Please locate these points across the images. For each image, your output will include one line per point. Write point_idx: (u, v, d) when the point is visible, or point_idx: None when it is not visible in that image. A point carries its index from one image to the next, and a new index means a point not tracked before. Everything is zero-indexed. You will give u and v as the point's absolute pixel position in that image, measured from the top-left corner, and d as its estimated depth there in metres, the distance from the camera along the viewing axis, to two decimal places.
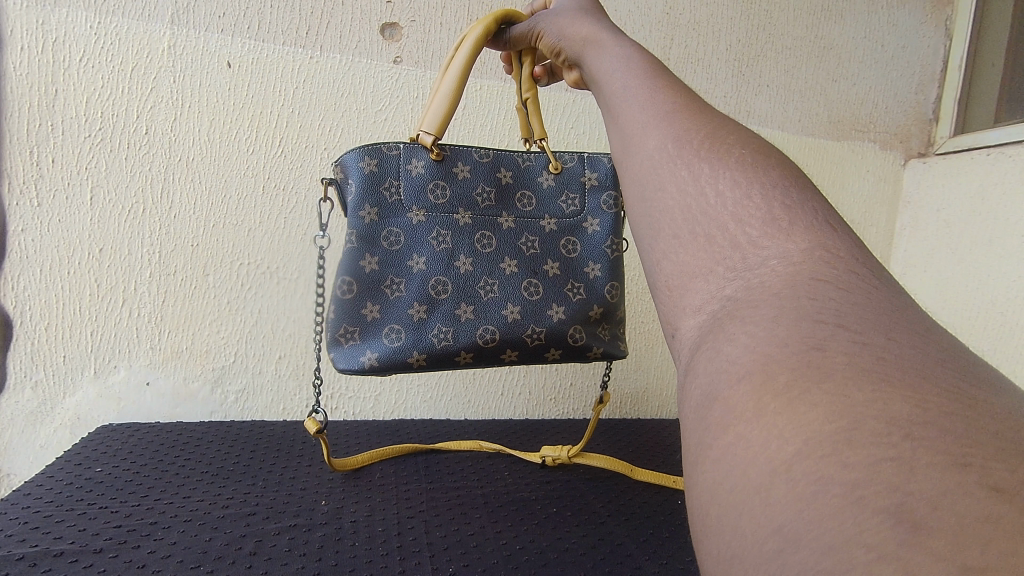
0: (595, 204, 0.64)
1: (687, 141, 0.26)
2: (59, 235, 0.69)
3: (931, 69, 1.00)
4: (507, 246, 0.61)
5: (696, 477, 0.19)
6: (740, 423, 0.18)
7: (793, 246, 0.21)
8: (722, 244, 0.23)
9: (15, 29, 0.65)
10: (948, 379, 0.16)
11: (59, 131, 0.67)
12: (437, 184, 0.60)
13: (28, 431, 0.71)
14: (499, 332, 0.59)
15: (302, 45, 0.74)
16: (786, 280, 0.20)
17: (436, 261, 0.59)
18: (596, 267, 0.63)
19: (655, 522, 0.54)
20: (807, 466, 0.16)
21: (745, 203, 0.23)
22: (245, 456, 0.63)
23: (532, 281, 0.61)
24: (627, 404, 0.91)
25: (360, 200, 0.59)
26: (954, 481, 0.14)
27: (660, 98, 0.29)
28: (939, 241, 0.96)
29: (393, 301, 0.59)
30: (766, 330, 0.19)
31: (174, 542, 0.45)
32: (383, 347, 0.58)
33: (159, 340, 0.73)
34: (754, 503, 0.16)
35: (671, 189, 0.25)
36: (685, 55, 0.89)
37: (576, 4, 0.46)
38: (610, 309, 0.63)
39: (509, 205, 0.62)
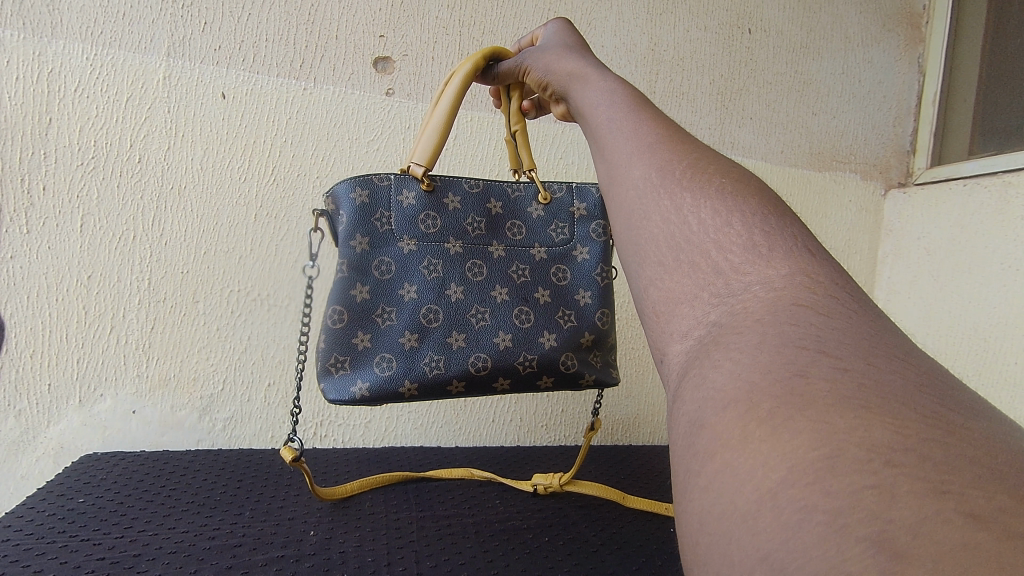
0: (584, 232, 0.65)
1: (670, 171, 0.27)
2: (49, 262, 0.69)
3: (906, 103, 1.04)
4: (498, 274, 0.62)
5: (685, 503, 0.19)
6: (726, 450, 0.18)
7: (774, 272, 0.22)
8: (706, 271, 0.23)
9: (12, 60, 0.66)
10: (926, 404, 0.17)
11: (53, 159, 0.68)
12: (428, 214, 0.61)
13: (8, 462, 0.69)
14: (491, 360, 0.60)
15: (297, 77, 0.76)
16: (768, 306, 0.21)
17: (427, 290, 0.60)
18: (586, 295, 0.64)
19: (648, 551, 0.54)
20: (793, 494, 0.16)
21: (727, 230, 0.24)
22: (232, 486, 0.62)
23: (522, 309, 0.61)
24: (619, 431, 0.91)
25: (351, 229, 0.60)
26: (932, 508, 0.14)
27: (644, 130, 0.30)
28: (922, 268, 0.98)
29: (384, 330, 0.59)
30: (750, 358, 0.20)
31: (159, 574, 0.44)
32: (374, 376, 0.58)
33: (147, 368, 0.73)
34: (743, 530, 0.17)
35: (656, 217, 0.26)
36: (670, 89, 0.92)
37: (562, 41, 0.48)
38: (600, 336, 0.64)
39: (499, 234, 0.63)
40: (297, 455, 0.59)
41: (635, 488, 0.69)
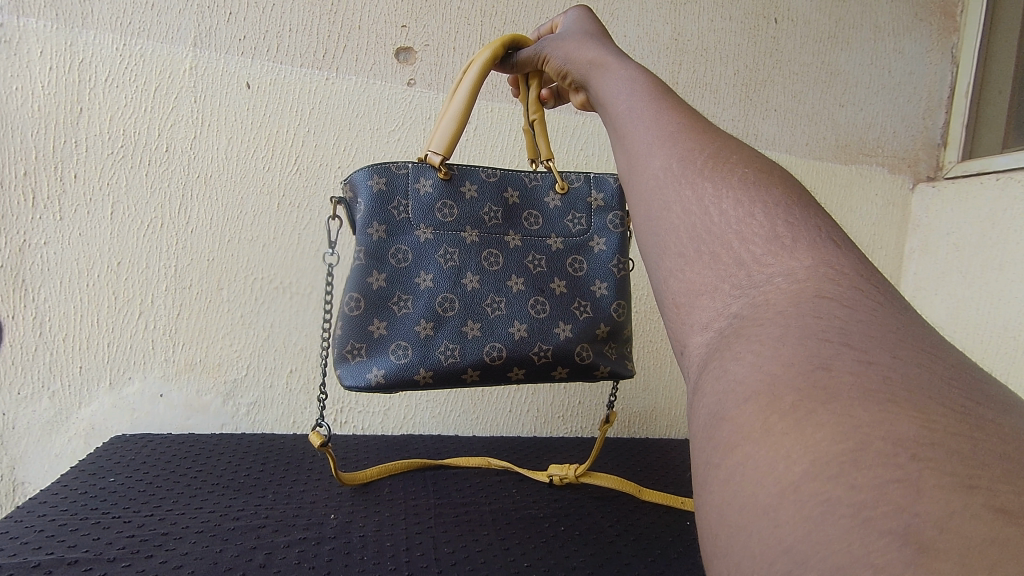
0: (601, 223, 0.65)
1: (691, 160, 0.27)
2: (80, 248, 0.70)
3: (937, 95, 1.02)
4: (514, 264, 0.62)
5: (704, 495, 0.19)
6: (747, 442, 0.18)
7: (797, 264, 0.22)
8: (727, 262, 0.23)
9: (46, 51, 0.68)
10: (954, 399, 0.17)
11: (84, 148, 0.70)
12: (445, 203, 0.62)
13: (43, 441, 0.71)
14: (506, 350, 0.60)
15: (319, 67, 0.76)
16: (791, 298, 0.21)
17: (443, 279, 0.60)
18: (602, 286, 0.64)
19: (664, 543, 0.54)
20: (814, 487, 0.16)
21: (749, 221, 0.23)
22: (255, 469, 0.64)
23: (538, 299, 0.62)
24: (635, 423, 0.91)
25: (368, 217, 0.60)
26: (960, 503, 0.14)
27: (665, 119, 0.30)
28: (950, 265, 0.96)
29: (399, 318, 0.60)
30: (772, 350, 0.20)
31: (186, 552, 0.46)
32: (390, 364, 0.59)
33: (174, 353, 0.74)
34: (763, 522, 0.17)
35: (676, 208, 0.26)
36: (693, 80, 0.90)
37: (582, 29, 0.48)
38: (616, 327, 0.64)
39: (516, 224, 0.63)
40: (325, 439, 0.60)
41: (651, 481, 0.69)
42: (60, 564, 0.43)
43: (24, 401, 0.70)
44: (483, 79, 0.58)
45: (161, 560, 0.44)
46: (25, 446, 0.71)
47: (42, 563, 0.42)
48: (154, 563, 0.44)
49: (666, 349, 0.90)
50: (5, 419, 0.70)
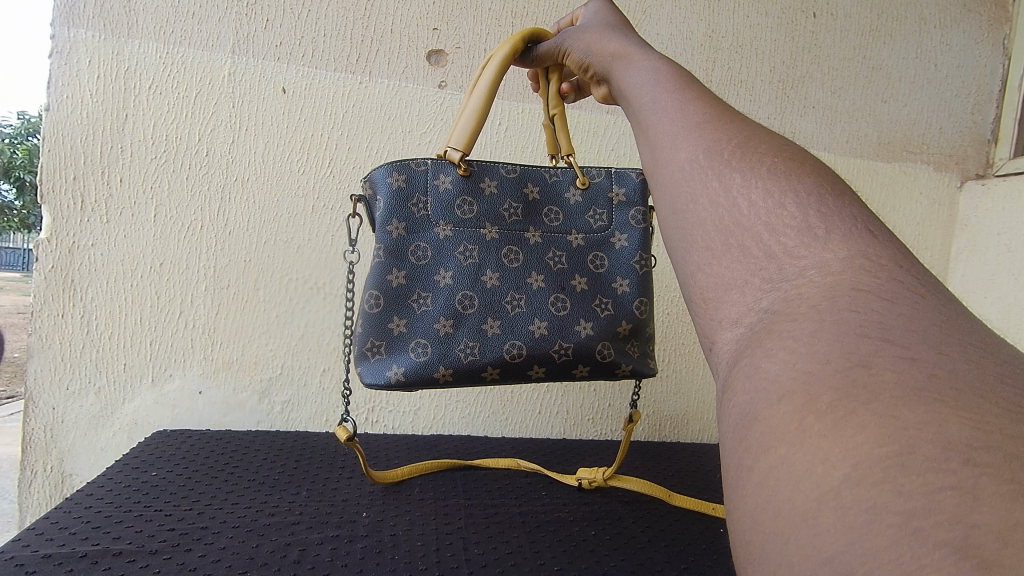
0: (622, 219, 0.64)
1: (717, 151, 0.26)
2: (125, 250, 0.73)
3: (987, 90, 0.98)
4: (534, 261, 0.61)
5: (736, 500, 0.19)
6: (782, 444, 0.18)
7: (832, 256, 0.21)
8: (757, 256, 0.22)
9: (93, 60, 0.70)
10: (1007, 396, 0.16)
11: (129, 153, 0.72)
12: (464, 200, 0.62)
13: (89, 435, 0.74)
14: (526, 348, 0.59)
15: (353, 71, 0.78)
16: (825, 292, 0.20)
17: (462, 276, 0.60)
18: (624, 282, 0.63)
19: (699, 550, 0.53)
20: (857, 492, 0.15)
21: (780, 212, 0.23)
22: (290, 466, 0.65)
23: (559, 296, 0.61)
24: (666, 427, 0.89)
25: (388, 215, 0.61)
26: (1020, 511, 0.13)
27: (690, 110, 0.29)
28: (1002, 267, 0.91)
29: (418, 316, 0.60)
30: (807, 346, 0.19)
31: (224, 547, 0.47)
32: (409, 362, 0.59)
33: (212, 351, 0.76)
34: (800, 527, 0.16)
35: (703, 200, 0.25)
36: (728, 77, 0.88)
37: (603, 21, 0.47)
38: (639, 325, 0.63)
39: (535, 220, 0.63)
40: (350, 435, 0.61)
41: (682, 485, 0.68)
42: (106, 555, 0.44)
43: (72, 396, 0.73)
44: (501, 77, 0.58)
45: (200, 554, 0.45)
46: (73, 440, 0.74)
47: (88, 554, 0.44)
48: (193, 557, 0.45)
49: (699, 351, 0.89)
50: (54, 414, 0.73)
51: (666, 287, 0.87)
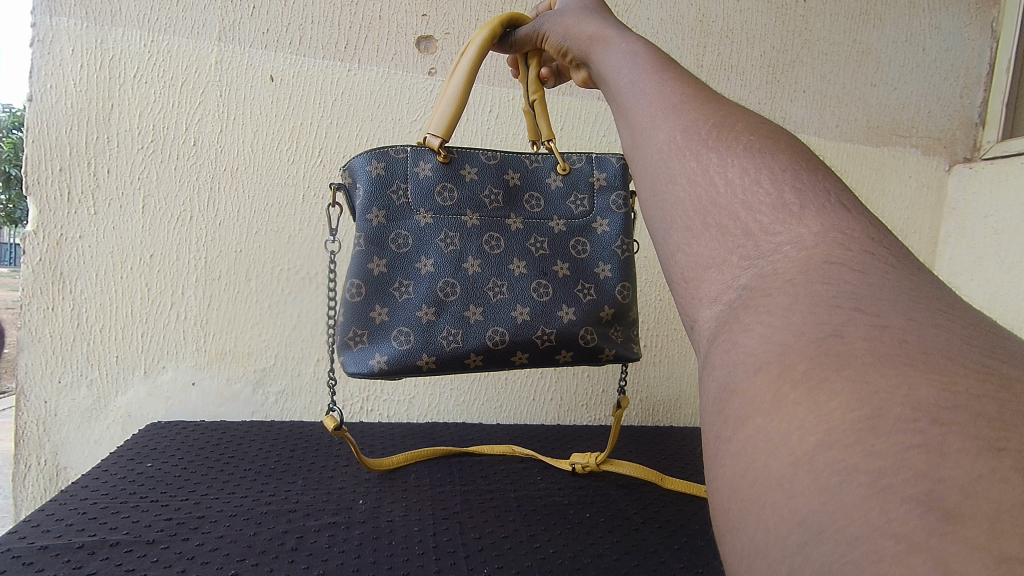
0: (604, 204, 0.64)
1: (695, 131, 0.26)
2: (113, 242, 0.72)
3: (975, 73, 0.98)
4: (515, 247, 0.62)
5: (715, 472, 0.19)
6: (758, 414, 0.18)
7: (806, 232, 0.21)
8: (734, 234, 0.23)
9: (77, 49, 0.69)
10: (975, 357, 0.16)
11: (115, 143, 0.71)
12: (445, 187, 0.61)
13: (83, 428, 0.74)
14: (508, 334, 0.60)
15: (341, 58, 0.77)
16: (800, 267, 0.20)
17: (444, 263, 0.60)
18: (606, 267, 0.63)
19: (690, 530, 0.54)
20: (829, 456, 0.16)
21: (756, 189, 0.23)
22: (285, 455, 0.65)
23: (541, 282, 0.61)
24: (659, 411, 0.90)
25: (368, 203, 0.60)
26: (986, 465, 0.14)
27: (668, 92, 0.29)
28: (989, 249, 0.92)
29: (400, 305, 0.60)
30: (782, 319, 0.19)
31: (221, 535, 0.47)
32: (392, 350, 0.59)
33: (205, 342, 0.76)
34: (777, 493, 0.16)
35: (681, 181, 0.25)
36: (718, 62, 0.88)
37: (581, 3, 0.47)
38: (622, 310, 0.63)
39: (517, 207, 0.63)
40: (338, 424, 0.61)
41: (674, 468, 0.68)
42: (103, 546, 0.44)
43: (64, 390, 0.73)
44: (481, 60, 0.58)
45: (197, 542, 0.46)
46: (67, 433, 0.73)
47: (85, 544, 0.44)
48: (191, 545, 0.45)
49: None
50: (48, 407, 0.73)
51: (657, 272, 0.88)
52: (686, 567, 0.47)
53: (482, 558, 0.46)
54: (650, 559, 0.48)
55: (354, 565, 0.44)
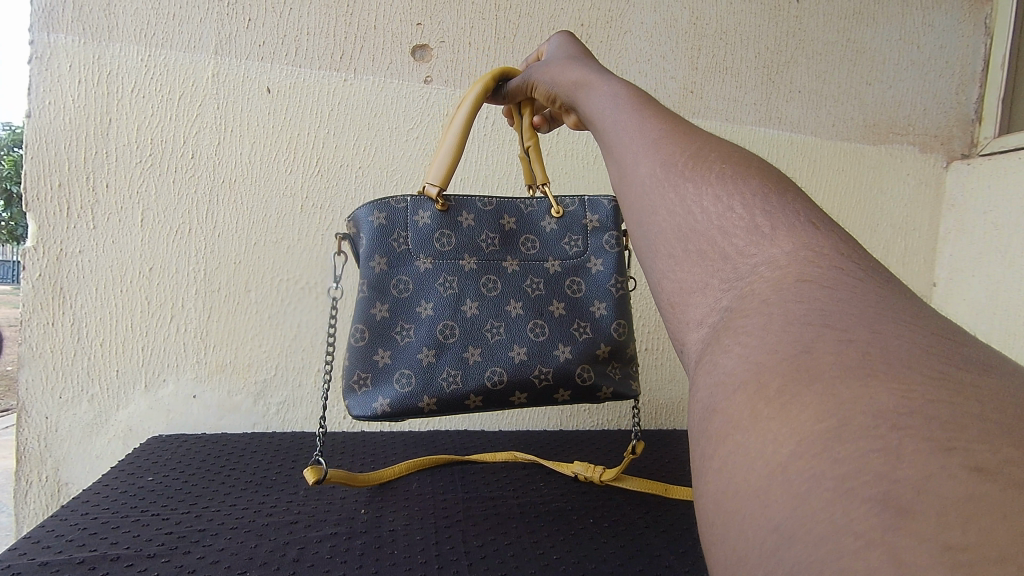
0: (596, 245, 0.64)
1: (673, 161, 0.26)
2: (113, 256, 0.72)
3: (971, 69, 0.98)
4: (512, 289, 0.61)
5: (701, 491, 0.19)
6: (736, 430, 0.18)
7: (780, 250, 0.21)
8: (712, 256, 0.23)
9: (74, 65, 0.70)
10: (940, 362, 0.16)
11: (114, 158, 0.71)
12: (442, 232, 0.61)
13: (84, 443, 0.74)
14: (507, 374, 0.59)
15: (337, 69, 0.77)
16: (774, 285, 0.20)
17: (442, 306, 0.60)
18: (601, 306, 0.63)
19: (693, 535, 0.53)
20: (801, 465, 0.15)
21: (730, 215, 0.23)
22: (287, 467, 0.65)
23: (538, 322, 0.61)
24: (662, 415, 0.90)
25: (371, 251, 0.61)
26: (941, 465, 0.14)
27: (648, 127, 0.29)
28: (988, 246, 0.92)
29: (401, 349, 0.60)
30: (757, 338, 0.19)
31: (222, 548, 0.47)
32: (394, 392, 0.58)
33: (205, 355, 0.76)
34: (752, 502, 0.16)
35: (662, 211, 0.25)
36: (713, 64, 0.89)
37: (566, 52, 0.47)
38: (619, 347, 0.62)
39: (513, 249, 0.63)
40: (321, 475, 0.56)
41: (676, 474, 0.68)
42: (103, 561, 0.44)
43: (65, 405, 0.73)
44: (475, 114, 0.59)
45: (198, 555, 0.45)
46: (68, 448, 0.73)
47: (85, 560, 0.44)
48: (192, 559, 0.45)
49: None
50: (49, 422, 0.72)
51: None
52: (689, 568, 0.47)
53: (484, 566, 0.46)
54: (654, 564, 0.47)
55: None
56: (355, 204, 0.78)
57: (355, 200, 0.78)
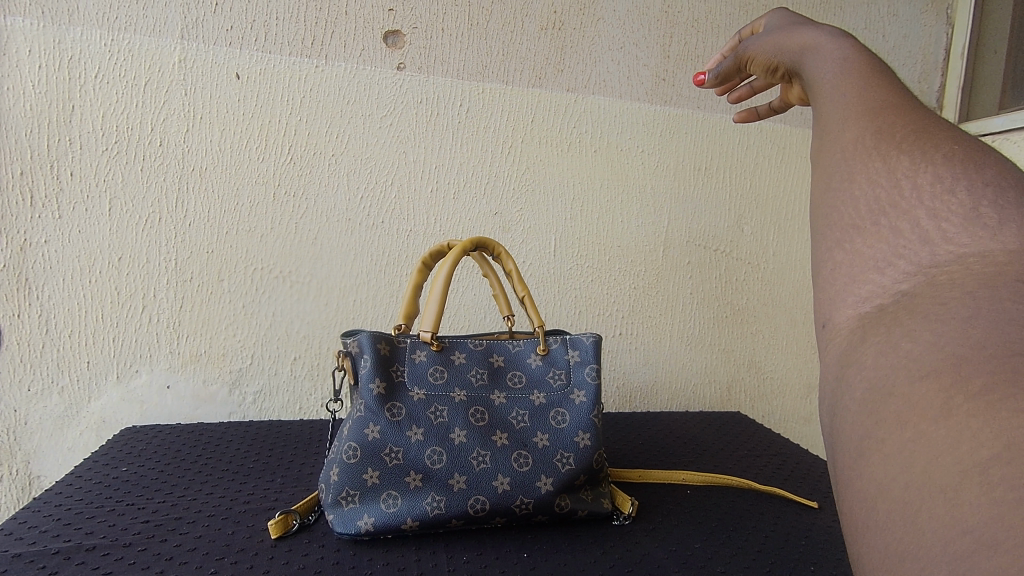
0: (580, 376, 0.55)
1: (889, 135, 0.21)
2: (80, 246, 0.71)
3: (932, 58, 1.01)
4: (497, 432, 0.52)
5: (858, 472, 0.17)
6: (923, 419, 0.16)
7: (1000, 248, 0.18)
8: (905, 231, 0.19)
9: (33, 49, 0.68)
10: None
11: (78, 145, 0.70)
12: (434, 385, 0.53)
13: (55, 436, 0.73)
14: (489, 493, 0.50)
15: (308, 55, 0.76)
16: (980, 283, 0.17)
17: (424, 457, 0.50)
18: (585, 439, 0.53)
19: (672, 521, 0.55)
20: (1007, 471, 0.14)
21: (947, 198, 0.19)
22: (264, 454, 0.65)
23: (520, 455, 0.52)
24: (637, 397, 0.92)
25: (364, 379, 0.51)
26: None
27: (869, 92, 0.23)
28: None
29: (393, 451, 0.50)
30: (956, 330, 0.17)
31: (199, 535, 0.47)
32: (372, 491, 0.49)
33: (179, 345, 0.75)
34: (936, 485, 0.15)
35: (860, 178, 0.21)
36: (685, 52, 0.90)
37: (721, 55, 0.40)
38: (598, 470, 0.54)
39: (499, 396, 0.54)
40: (286, 528, 0.48)
41: (652, 458, 0.70)
42: (78, 551, 0.44)
43: (34, 398, 0.71)
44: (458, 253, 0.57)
45: (175, 543, 0.46)
46: (38, 442, 0.72)
47: (60, 550, 0.44)
48: (169, 546, 0.45)
49: (665, 323, 0.92)
50: (17, 415, 0.71)
51: (631, 262, 0.89)
52: (672, 559, 0.47)
53: (465, 559, 0.46)
54: (634, 552, 0.48)
55: (332, 570, 0.44)
56: (330, 192, 0.78)
57: (329, 187, 0.78)
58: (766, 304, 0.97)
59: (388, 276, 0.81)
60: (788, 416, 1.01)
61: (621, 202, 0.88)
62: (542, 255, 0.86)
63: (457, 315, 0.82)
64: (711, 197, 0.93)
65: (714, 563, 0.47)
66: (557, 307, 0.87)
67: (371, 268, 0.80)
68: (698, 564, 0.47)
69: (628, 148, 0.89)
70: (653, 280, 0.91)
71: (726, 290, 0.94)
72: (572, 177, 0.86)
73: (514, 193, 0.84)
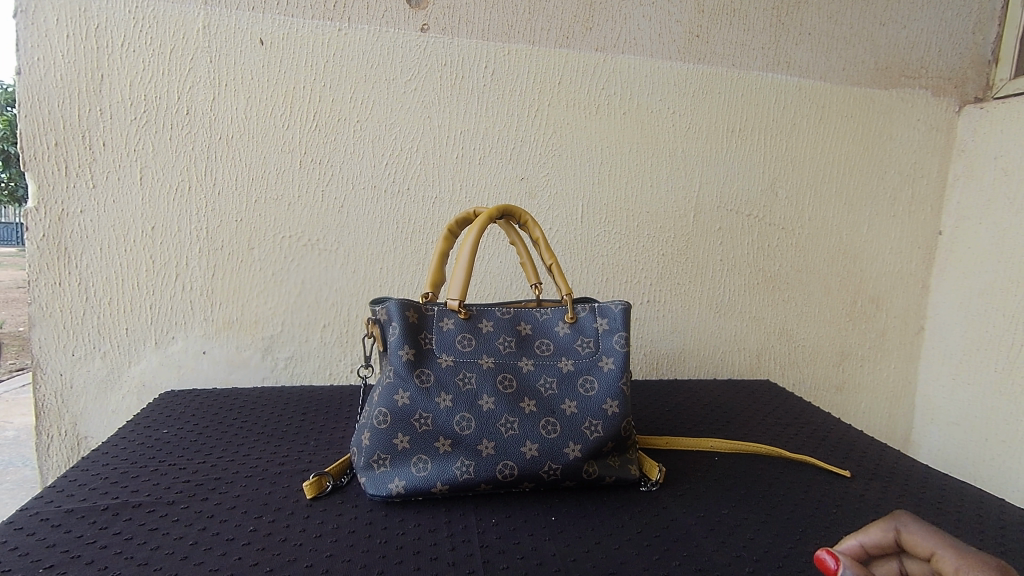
0: (608, 343, 0.55)
1: None
2: (115, 216, 0.72)
3: (989, 7, 0.94)
4: (525, 399, 0.52)
5: None
6: None
7: None
8: None
9: (61, 18, 0.68)
10: None
11: (109, 115, 0.70)
12: (461, 353, 0.53)
13: (100, 398, 0.76)
14: (518, 458, 0.50)
15: (330, 17, 0.75)
16: None
17: (453, 424, 0.51)
18: (614, 406, 0.53)
19: (700, 487, 0.54)
20: None
21: None
22: (299, 418, 0.67)
23: (548, 422, 0.52)
24: (664, 364, 0.92)
25: (393, 346, 0.51)
26: None
27: None
28: (995, 192, 0.89)
29: (423, 417, 0.51)
30: None
31: (238, 495, 0.49)
32: (403, 455, 0.50)
33: (212, 313, 0.77)
34: None
35: None
36: (720, 6, 0.86)
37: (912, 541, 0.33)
38: (626, 437, 0.54)
39: (526, 364, 0.54)
40: (319, 488, 0.50)
41: (680, 425, 0.69)
42: (126, 507, 0.46)
43: (78, 362, 0.74)
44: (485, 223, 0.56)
45: (216, 502, 0.47)
46: (85, 404, 0.75)
47: (109, 506, 0.46)
48: (211, 504, 0.47)
49: (695, 291, 0.90)
50: (63, 379, 0.74)
51: (660, 229, 0.87)
52: (701, 525, 0.47)
53: (494, 521, 0.47)
54: (660, 517, 0.49)
55: (365, 530, 0.45)
56: (355, 159, 0.77)
57: (354, 154, 0.77)
58: (799, 272, 0.94)
59: (414, 244, 0.81)
60: (819, 384, 0.99)
61: (651, 166, 0.86)
62: (568, 221, 0.84)
63: (484, 282, 0.82)
64: (744, 160, 0.90)
65: (743, 529, 0.47)
66: (584, 274, 0.86)
67: (396, 235, 0.80)
68: (727, 531, 0.46)
69: (659, 110, 0.86)
70: (683, 247, 0.89)
71: (759, 257, 0.92)
72: (600, 141, 0.84)
73: (541, 159, 0.83)
